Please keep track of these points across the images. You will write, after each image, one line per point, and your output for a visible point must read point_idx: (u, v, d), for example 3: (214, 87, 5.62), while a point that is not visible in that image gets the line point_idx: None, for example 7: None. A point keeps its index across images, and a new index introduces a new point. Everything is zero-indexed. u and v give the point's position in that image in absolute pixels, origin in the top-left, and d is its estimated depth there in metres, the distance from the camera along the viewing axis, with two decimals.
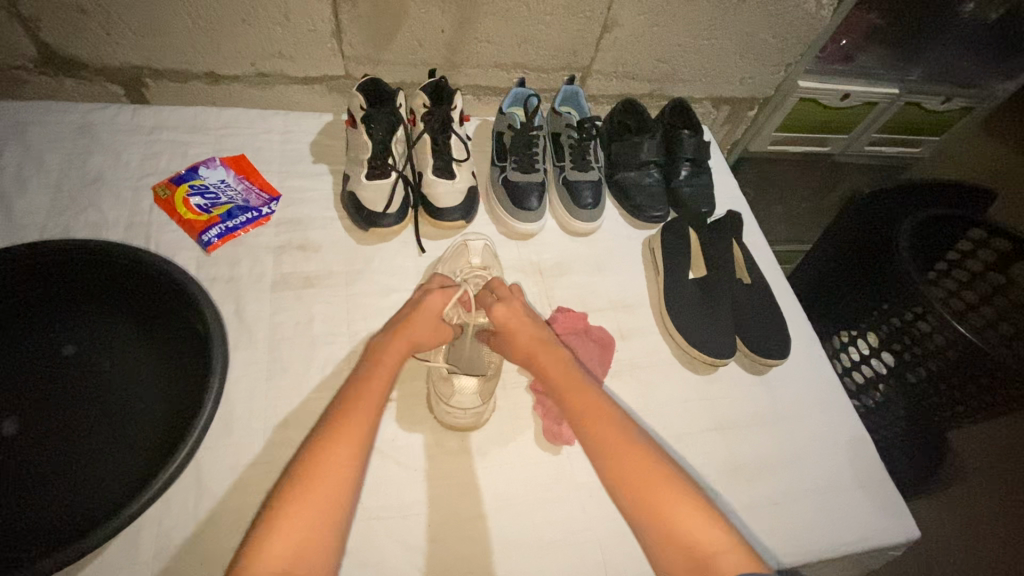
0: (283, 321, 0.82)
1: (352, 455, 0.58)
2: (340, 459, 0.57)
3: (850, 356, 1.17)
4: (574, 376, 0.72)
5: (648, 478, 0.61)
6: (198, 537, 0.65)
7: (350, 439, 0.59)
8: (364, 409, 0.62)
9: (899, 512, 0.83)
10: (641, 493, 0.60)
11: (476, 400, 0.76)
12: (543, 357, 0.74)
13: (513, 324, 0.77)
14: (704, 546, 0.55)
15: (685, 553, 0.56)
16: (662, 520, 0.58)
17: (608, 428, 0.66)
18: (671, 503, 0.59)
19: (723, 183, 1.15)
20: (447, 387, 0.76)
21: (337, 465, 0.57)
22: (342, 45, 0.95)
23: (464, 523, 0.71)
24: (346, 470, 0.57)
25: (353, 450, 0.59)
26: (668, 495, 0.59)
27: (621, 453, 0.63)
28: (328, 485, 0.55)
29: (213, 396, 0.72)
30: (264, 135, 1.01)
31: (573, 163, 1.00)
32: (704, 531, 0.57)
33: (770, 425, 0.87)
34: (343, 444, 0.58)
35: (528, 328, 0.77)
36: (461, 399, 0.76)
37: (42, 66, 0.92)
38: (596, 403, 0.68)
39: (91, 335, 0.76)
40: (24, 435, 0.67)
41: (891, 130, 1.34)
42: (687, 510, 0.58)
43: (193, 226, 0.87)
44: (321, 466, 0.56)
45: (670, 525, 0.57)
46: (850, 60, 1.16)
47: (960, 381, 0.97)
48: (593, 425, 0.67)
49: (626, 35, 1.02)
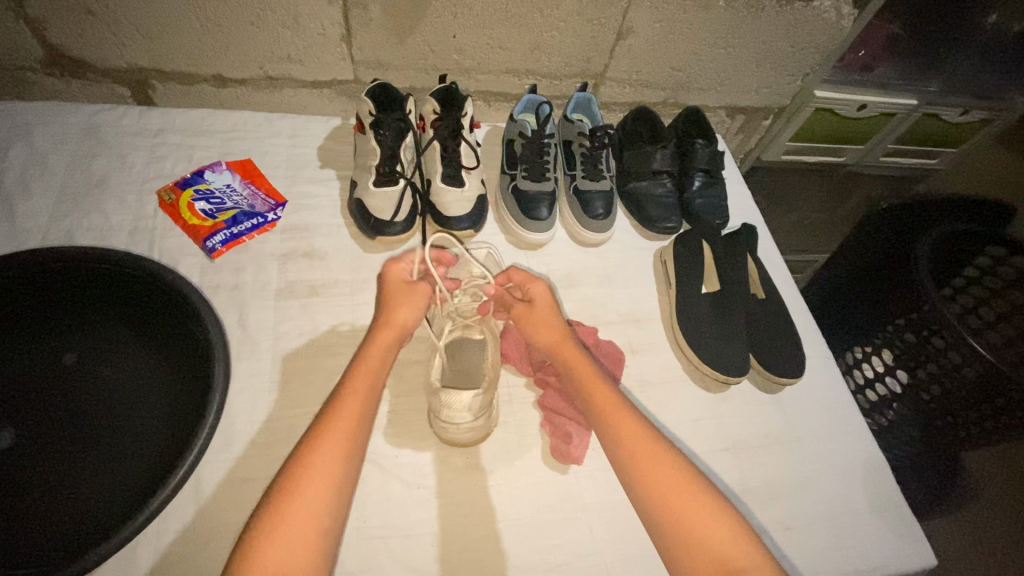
0: (286, 332, 0.80)
1: (337, 470, 0.57)
2: (323, 478, 0.56)
3: (863, 373, 1.14)
4: (592, 373, 0.71)
5: (673, 486, 0.60)
6: (194, 557, 0.63)
7: (334, 457, 0.57)
8: (345, 422, 0.60)
9: (914, 539, 0.80)
10: (665, 502, 0.59)
11: (469, 417, 0.71)
12: (562, 355, 0.74)
13: (533, 318, 0.77)
14: (732, 559, 0.55)
15: (712, 565, 0.55)
16: (687, 530, 0.57)
17: (627, 429, 0.65)
18: (698, 514, 0.58)
19: (737, 194, 1.12)
20: (438, 400, 0.71)
21: (319, 485, 0.55)
22: (352, 49, 0.93)
23: (468, 544, 0.69)
24: (327, 492, 0.55)
25: (337, 468, 0.57)
26: (694, 506, 0.59)
27: (640, 450, 0.63)
28: (309, 507, 0.54)
29: (214, 411, 0.70)
30: (271, 139, 1.00)
31: (584, 172, 0.98)
32: (731, 544, 0.56)
33: (783, 446, 0.85)
34: (325, 461, 0.57)
35: (546, 323, 0.76)
36: (453, 414, 0.70)
37: (48, 67, 0.91)
38: (615, 404, 0.67)
39: (91, 344, 0.74)
40: (21, 448, 0.66)
41: (908, 142, 1.31)
42: (713, 521, 0.58)
43: (197, 232, 0.86)
44: (304, 488, 0.55)
45: (696, 536, 0.57)
46: (868, 69, 1.13)
47: (978, 400, 0.93)
48: (619, 429, 0.65)
49: (641, 43, 1.00)
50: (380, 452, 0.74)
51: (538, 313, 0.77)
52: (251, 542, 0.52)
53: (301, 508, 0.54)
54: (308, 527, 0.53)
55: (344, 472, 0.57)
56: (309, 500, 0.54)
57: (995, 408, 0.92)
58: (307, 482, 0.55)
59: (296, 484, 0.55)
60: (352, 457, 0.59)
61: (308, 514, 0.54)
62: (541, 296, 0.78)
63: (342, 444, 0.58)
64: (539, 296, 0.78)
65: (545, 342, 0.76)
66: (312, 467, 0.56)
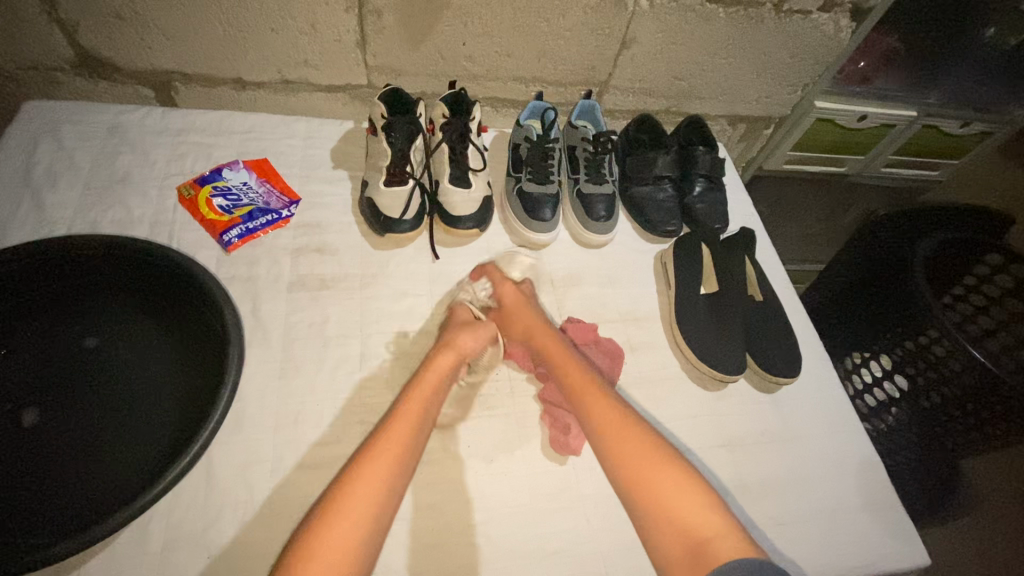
0: (297, 322, 0.84)
1: (390, 476, 0.61)
2: (369, 496, 0.59)
3: (861, 379, 1.17)
4: (574, 365, 0.75)
5: (648, 466, 0.63)
6: (204, 532, 0.66)
7: (376, 480, 0.60)
8: (400, 435, 0.65)
9: (908, 538, 0.81)
10: (641, 482, 0.62)
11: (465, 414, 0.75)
12: (544, 349, 0.80)
13: (511, 315, 0.86)
14: (699, 531, 0.56)
15: (681, 538, 0.57)
16: (661, 508, 0.60)
17: (607, 418, 0.68)
18: (672, 493, 0.60)
19: (737, 200, 1.15)
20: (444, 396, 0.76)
21: (361, 504, 0.58)
22: (365, 55, 0.97)
23: (467, 529, 0.72)
24: (366, 512, 0.57)
25: (382, 489, 0.60)
26: (666, 483, 0.61)
27: (617, 437, 0.66)
28: (349, 526, 0.56)
29: (228, 390, 0.73)
30: (287, 140, 1.04)
31: (588, 176, 1.01)
32: (700, 518, 0.58)
33: (779, 444, 0.87)
34: (372, 477, 0.60)
35: (521, 315, 0.85)
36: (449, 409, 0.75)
37: (78, 68, 0.96)
38: (594, 393, 0.71)
39: (110, 328, 0.78)
40: (42, 425, 0.69)
41: (908, 154, 1.34)
42: (685, 499, 0.59)
43: (214, 226, 0.89)
44: (347, 507, 0.57)
45: (667, 511, 0.59)
46: (868, 82, 1.16)
47: (976, 408, 0.94)
48: (600, 421, 0.68)
49: (643, 52, 1.03)
50: None
51: (517, 310, 0.86)
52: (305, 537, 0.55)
53: (344, 526, 0.56)
54: (348, 546, 0.55)
55: (389, 491, 0.60)
56: (353, 519, 0.56)
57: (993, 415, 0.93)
58: (353, 501, 0.58)
59: (342, 502, 0.58)
60: (397, 478, 0.61)
61: (349, 532, 0.55)
62: (512, 296, 0.87)
63: (390, 467, 0.61)
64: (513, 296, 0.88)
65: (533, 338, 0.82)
66: (356, 489, 0.59)
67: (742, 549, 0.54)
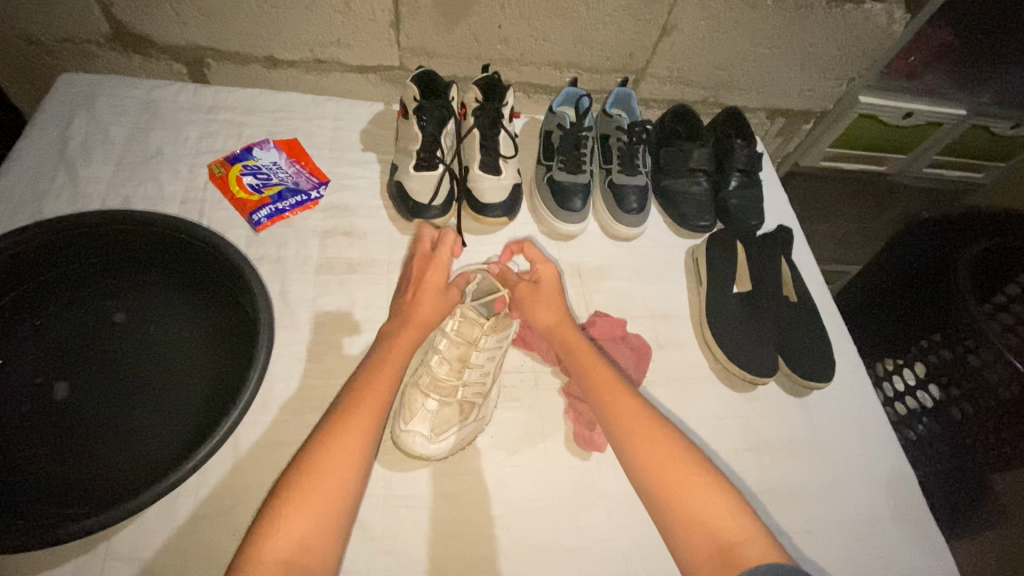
0: (324, 306, 0.83)
1: (360, 455, 0.58)
2: (350, 449, 0.58)
3: (892, 385, 1.10)
4: (599, 361, 0.73)
5: (676, 466, 0.61)
6: (231, 510, 0.66)
7: (357, 433, 0.59)
8: (375, 402, 0.62)
9: (939, 554, 0.79)
10: (667, 482, 0.61)
11: (428, 429, 0.73)
12: (560, 337, 0.76)
13: (540, 297, 0.77)
14: (728, 536, 0.55)
15: (709, 541, 0.56)
16: (688, 509, 0.58)
17: (633, 418, 0.66)
18: (699, 494, 0.59)
19: (774, 197, 1.11)
20: (413, 408, 0.74)
21: (342, 463, 0.57)
22: (399, 36, 0.96)
23: (489, 521, 0.71)
24: (350, 468, 0.57)
25: (363, 444, 0.59)
26: (693, 485, 0.60)
27: (641, 435, 0.64)
28: (332, 477, 0.56)
29: (258, 372, 0.73)
30: (317, 121, 1.03)
31: (621, 167, 0.98)
32: (729, 521, 0.57)
33: (808, 451, 0.84)
34: (351, 430, 0.59)
35: (552, 306, 0.77)
36: (413, 422, 0.73)
37: (112, 41, 0.96)
38: (618, 390, 0.69)
39: (141, 304, 0.78)
40: (74, 399, 0.70)
41: (952, 154, 1.28)
42: (715, 502, 0.58)
43: (244, 205, 0.89)
44: (328, 459, 0.57)
45: (693, 512, 0.58)
46: (915, 78, 1.11)
47: (1000, 426, 0.93)
48: (627, 417, 0.66)
49: (684, 40, 1.00)
50: None
51: (545, 296, 0.77)
52: (270, 515, 0.53)
53: (328, 481, 0.56)
54: (332, 496, 0.55)
55: (370, 445, 0.60)
56: (336, 469, 0.57)
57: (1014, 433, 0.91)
58: (334, 458, 0.57)
59: (323, 456, 0.57)
60: (376, 430, 0.61)
61: (336, 482, 0.56)
62: (550, 278, 0.78)
63: (372, 420, 0.61)
64: (548, 279, 0.78)
65: (544, 326, 0.77)
66: (337, 445, 0.58)
67: (771, 556, 0.54)
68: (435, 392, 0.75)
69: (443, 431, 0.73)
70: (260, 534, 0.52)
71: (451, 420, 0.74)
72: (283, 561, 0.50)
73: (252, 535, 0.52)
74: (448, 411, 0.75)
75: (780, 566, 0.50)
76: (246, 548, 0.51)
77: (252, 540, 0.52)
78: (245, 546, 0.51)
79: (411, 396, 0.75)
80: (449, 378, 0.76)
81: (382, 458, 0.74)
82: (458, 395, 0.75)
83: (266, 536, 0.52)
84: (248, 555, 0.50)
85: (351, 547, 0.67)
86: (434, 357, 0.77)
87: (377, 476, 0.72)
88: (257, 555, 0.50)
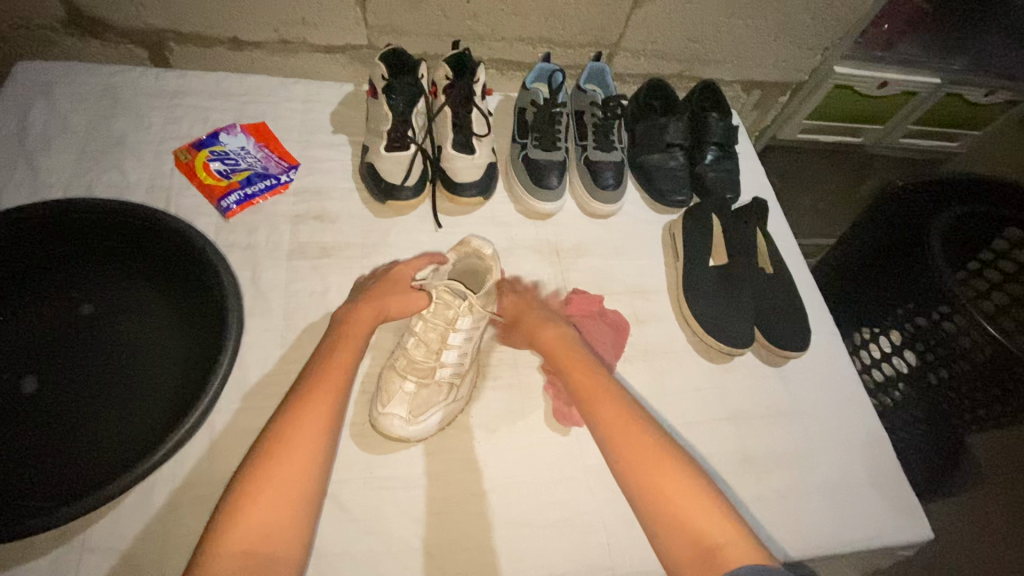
0: (298, 291, 0.82)
1: (320, 439, 0.58)
2: (309, 446, 0.57)
3: (869, 353, 1.13)
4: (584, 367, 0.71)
5: (657, 465, 0.60)
6: (208, 498, 0.66)
7: (317, 420, 0.59)
8: (329, 386, 0.62)
9: (912, 511, 0.81)
10: (649, 481, 0.60)
11: (406, 412, 0.73)
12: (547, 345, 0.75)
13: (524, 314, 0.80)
14: (709, 536, 0.54)
15: (691, 542, 0.55)
16: (671, 512, 0.57)
17: (617, 421, 0.65)
18: (683, 496, 0.58)
19: (750, 170, 1.11)
20: (390, 390, 0.74)
21: (301, 450, 0.57)
22: (366, 13, 0.93)
23: (470, 498, 0.72)
24: (307, 463, 0.57)
25: (319, 441, 0.58)
26: (675, 486, 0.59)
27: (625, 437, 0.63)
28: (291, 471, 0.55)
29: (229, 359, 0.72)
30: (285, 104, 1.00)
31: (596, 143, 0.97)
32: (711, 521, 0.56)
33: (784, 418, 0.86)
34: (307, 428, 0.58)
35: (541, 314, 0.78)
36: (390, 404, 0.73)
37: (68, 26, 0.92)
38: (603, 393, 0.67)
39: (107, 295, 0.77)
40: (41, 393, 0.69)
41: (927, 122, 1.29)
42: (698, 504, 0.57)
43: (212, 191, 0.87)
44: (286, 449, 0.56)
45: (677, 514, 0.57)
46: (890, 48, 1.13)
47: (975, 390, 0.93)
48: (611, 421, 0.65)
49: (656, 12, 0.98)
50: None
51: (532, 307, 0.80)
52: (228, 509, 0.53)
53: (285, 469, 0.55)
54: (293, 484, 0.55)
55: (324, 440, 0.59)
56: (294, 455, 0.56)
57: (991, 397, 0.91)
58: (291, 446, 0.57)
59: (279, 445, 0.57)
60: (333, 418, 0.61)
61: (295, 468, 0.56)
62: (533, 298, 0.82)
63: (327, 405, 0.61)
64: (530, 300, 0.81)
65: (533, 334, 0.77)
66: (293, 434, 0.57)
67: (756, 557, 0.53)
68: (412, 373, 0.75)
69: (421, 412, 0.73)
70: (217, 529, 0.52)
71: (431, 400, 0.74)
72: (243, 551, 0.50)
73: (210, 529, 0.52)
74: (428, 391, 0.74)
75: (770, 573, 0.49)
76: (206, 543, 0.51)
77: (211, 535, 0.51)
78: (205, 542, 0.51)
79: (388, 378, 0.75)
80: (426, 359, 0.75)
81: (362, 440, 0.74)
82: (436, 376, 0.75)
83: (224, 529, 0.51)
84: (208, 551, 0.50)
85: (331, 527, 0.67)
86: (409, 340, 0.76)
87: (356, 458, 0.72)
88: (214, 549, 0.50)
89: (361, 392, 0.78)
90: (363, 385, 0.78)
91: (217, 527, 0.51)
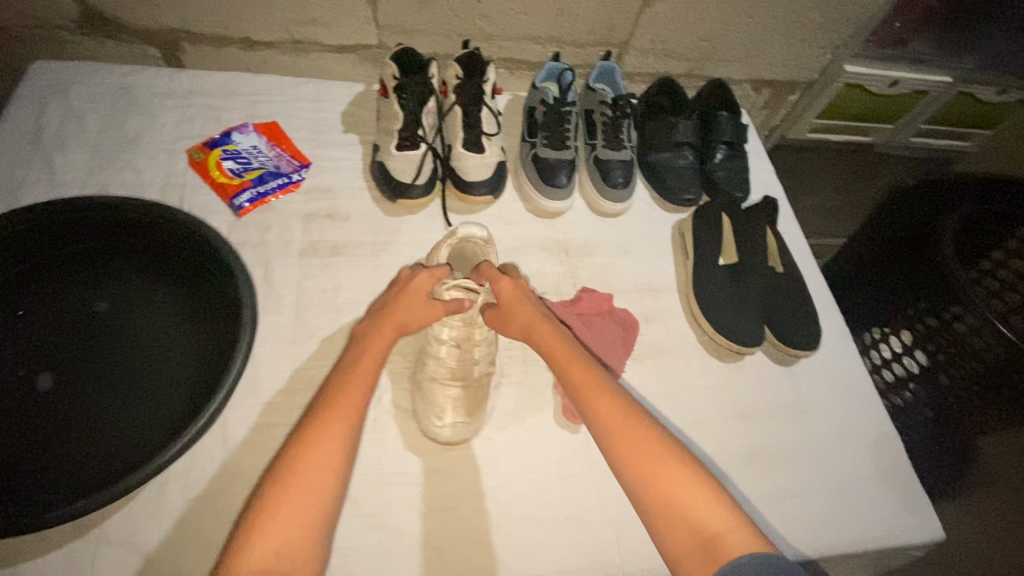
0: (309, 288, 0.83)
1: (339, 458, 0.57)
2: (327, 464, 0.57)
3: (880, 352, 1.09)
4: (575, 356, 0.68)
5: (652, 456, 0.59)
6: (223, 492, 0.67)
7: (336, 438, 0.58)
8: (351, 404, 0.61)
9: (924, 513, 0.80)
10: (644, 473, 0.58)
11: (465, 417, 0.74)
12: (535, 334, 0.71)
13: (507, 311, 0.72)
14: (708, 528, 0.54)
15: (689, 533, 0.54)
16: (669, 504, 0.56)
17: (610, 412, 0.63)
18: (680, 487, 0.57)
19: (760, 168, 1.11)
20: (437, 402, 0.74)
21: (319, 468, 0.56)
22: (376, 13, 0.94)
23: (480, 494, 0.72)
24: (326, 483, 0.56)
25: (338, 461, 0.57)
26: (672, 477, 0.58)
27: (619, 429, 0.62)
28: (309, 491, 0.55)
29: (243, 355, 0.73)
30: (296, 104, 1.01)
31: (605, 142, 0.97)
32: (710, 512, 0.55)
33: (794, 417, 0.85)
34: (326, 448, 0.57)
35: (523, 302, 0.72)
36: (441, 414, 0.74)
37: (84, 26, 0.93)
38: (595, 383, 0.65)
39: (120, 292, 0.78)
40: (58, 389, 0.70)
41: (937, 121, 1.28)
42: (695, 494, 0.56)
43: (225, 190, 0.88)
44: (304, 469, 0.56)
45: (675, 506, 0.56)
46: (903, 45, 1.10)
47: (984, 391, 0.94)
48: (603, 411, 0.63)
49: (666, 10, 0.98)
50: (400, 405, 0.77)
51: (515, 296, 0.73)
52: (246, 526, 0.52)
53: (303, 489, 0.55)
54: (310, 505, 0.54)
55: (343, 459, 0.58)
56: (313, 475, 0.56)
57: (999, 398, 0.93)
58: (310, 465, 0.56)
59: (298, 464, 0.56)
60: (354, 435, 0.60)
61: (313, 487, 0.55)
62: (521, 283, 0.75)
63: (347, 422, 0.60)
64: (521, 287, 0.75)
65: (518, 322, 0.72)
66: (313, 452, 0.57)
67: (756, 547, 0.52)
68: (446, 380, 0.74)
69: (477, 412, 0.75)
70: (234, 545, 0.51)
71: (479, 398, 0.76)
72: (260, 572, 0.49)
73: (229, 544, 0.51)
74: (471, 392, 0.75)
75: (774, 563, 0.50)
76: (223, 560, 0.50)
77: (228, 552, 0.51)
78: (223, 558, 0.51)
79: (430, 390, 0.74)
80: (449, 362, 0.75)
81: (374, 436, 0.74)
82: (477, 376, 0.76)
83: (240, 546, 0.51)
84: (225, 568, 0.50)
85: (344, 522, 0.68)
86: (435, 347, 0.75)
87: (368, 454, 0.73)
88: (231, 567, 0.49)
89: (372, 388, 0.78)
90: (375, 382, 0.79)
91: (237, 539, 0.51)
